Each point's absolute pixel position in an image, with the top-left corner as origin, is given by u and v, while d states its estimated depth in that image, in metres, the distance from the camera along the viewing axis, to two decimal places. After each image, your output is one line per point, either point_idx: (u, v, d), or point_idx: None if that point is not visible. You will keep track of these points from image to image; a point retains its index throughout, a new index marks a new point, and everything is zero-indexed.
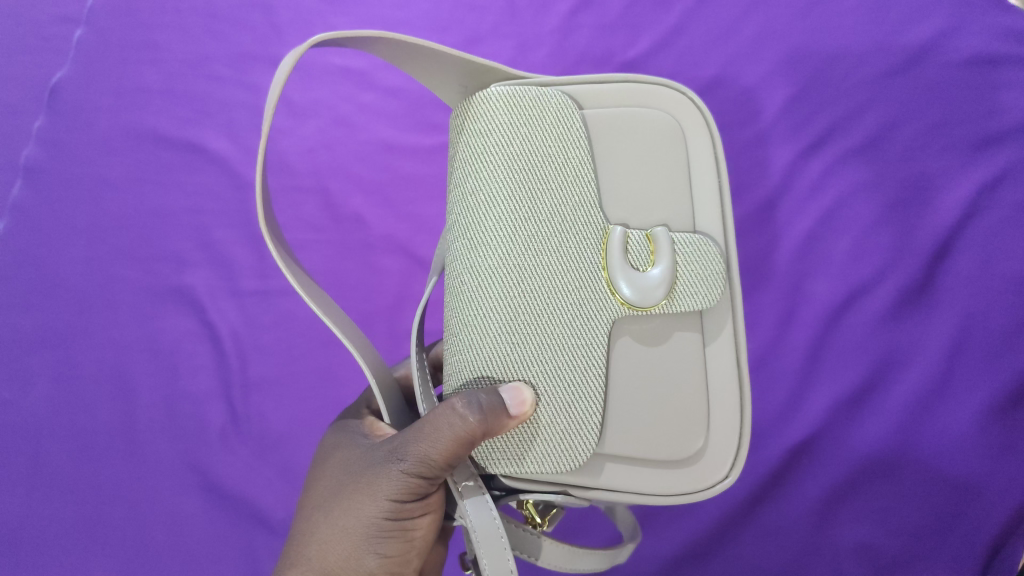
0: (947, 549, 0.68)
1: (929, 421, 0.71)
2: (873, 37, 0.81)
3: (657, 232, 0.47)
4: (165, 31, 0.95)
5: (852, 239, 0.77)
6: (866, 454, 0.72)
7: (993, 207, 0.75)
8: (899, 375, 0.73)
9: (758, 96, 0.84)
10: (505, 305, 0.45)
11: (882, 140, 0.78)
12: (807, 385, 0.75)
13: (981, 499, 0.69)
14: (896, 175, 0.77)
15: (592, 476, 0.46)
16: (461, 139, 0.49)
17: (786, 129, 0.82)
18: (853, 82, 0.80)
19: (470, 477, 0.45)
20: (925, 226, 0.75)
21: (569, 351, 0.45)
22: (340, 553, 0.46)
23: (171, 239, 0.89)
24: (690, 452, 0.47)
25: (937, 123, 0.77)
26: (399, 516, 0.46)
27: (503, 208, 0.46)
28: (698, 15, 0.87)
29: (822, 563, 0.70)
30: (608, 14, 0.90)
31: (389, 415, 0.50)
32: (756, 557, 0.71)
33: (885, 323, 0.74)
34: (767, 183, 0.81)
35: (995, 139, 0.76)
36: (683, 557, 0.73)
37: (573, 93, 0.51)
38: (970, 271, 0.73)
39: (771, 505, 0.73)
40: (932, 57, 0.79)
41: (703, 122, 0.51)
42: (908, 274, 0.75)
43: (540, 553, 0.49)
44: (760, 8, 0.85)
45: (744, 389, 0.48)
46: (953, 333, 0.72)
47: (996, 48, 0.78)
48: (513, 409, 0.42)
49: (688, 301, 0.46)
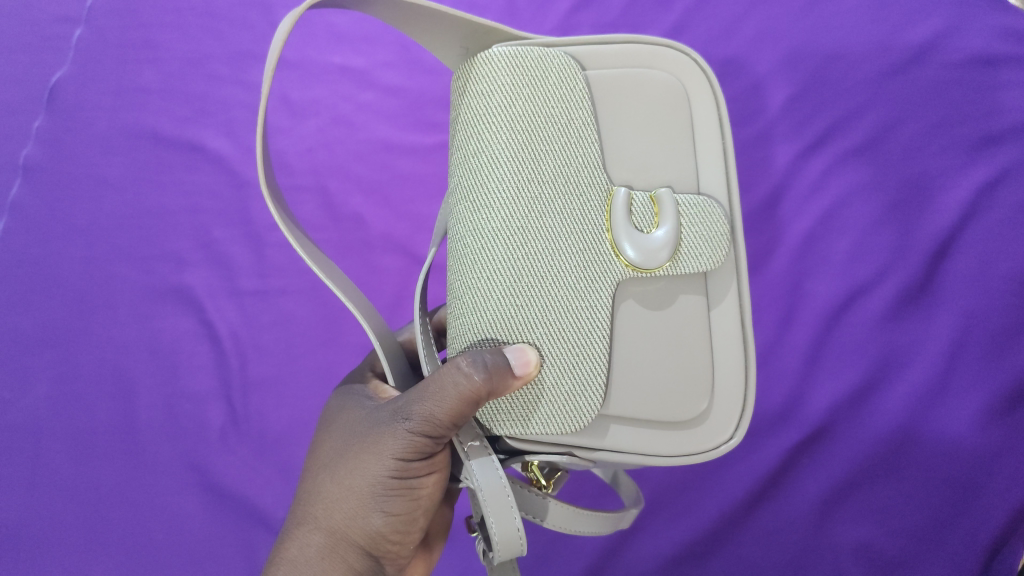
0: (947, 550, 0.68)
1: (930, 419, 0.71)
2: (873, 36, 0.80)
3: (660, 194, 0.46)
4: (164, 31, 0.94)
5: (851, 238, 0.77)
6: (865, 453, 0.72)
7: (994, 206, 0.74)
8: (901, 374, 0.73)
9: (761, 91, 0.84)
10: (509, 267, 0.45)
11: (882, 140, 0.78)
12: (807, 382, 0.75)
13: (981, 499, 0.68)
14: (897, 174, 0.77)
15: (597, 438, 0.46)
16: (463, 102, 0.48)
17: (786, 128, 0.82)
18: (854, 80, 0.80)
19: (476, 438, 0.45)
20: (926, 226, 0.75)
21: (573, 312, 0.45)
22: (346, 511, 0.47)
23: (169, 238, 0.88)
24: (694, 414, 0.47)
25: (937, 121, 0.77)
26: (404, 475, 0.46)
27: (506, 169, 0.45)
28: (698, 15, 0.87)
29: (823, 563, 0.70)
30: (608, 12, 0.89)
31: (393, 377, 0.50)
32: (755, 558, 0.71)
33: (885, 323, 0.74)
34: (767, 182, 0.81)
35: (995, 138, 0.76)
36: (684, 556, 0.72)
37: (576, 53, 0.50)
38: (969, 270, 0.73)
39: (771, 505, 0.73)
40: (932, 56, 0.78)
41: (707, 84, 0.50)
42: (907, 274, 0.75)
43: (546, 515, 0.49)
44: (761, 7, 0.85)
45: (749, 353, 0.48)
46: (954, 333, 0.72)
47: (995, 47, 0.78)
48: (518, 369, 0.42)
49: (692, 262, 0.46)
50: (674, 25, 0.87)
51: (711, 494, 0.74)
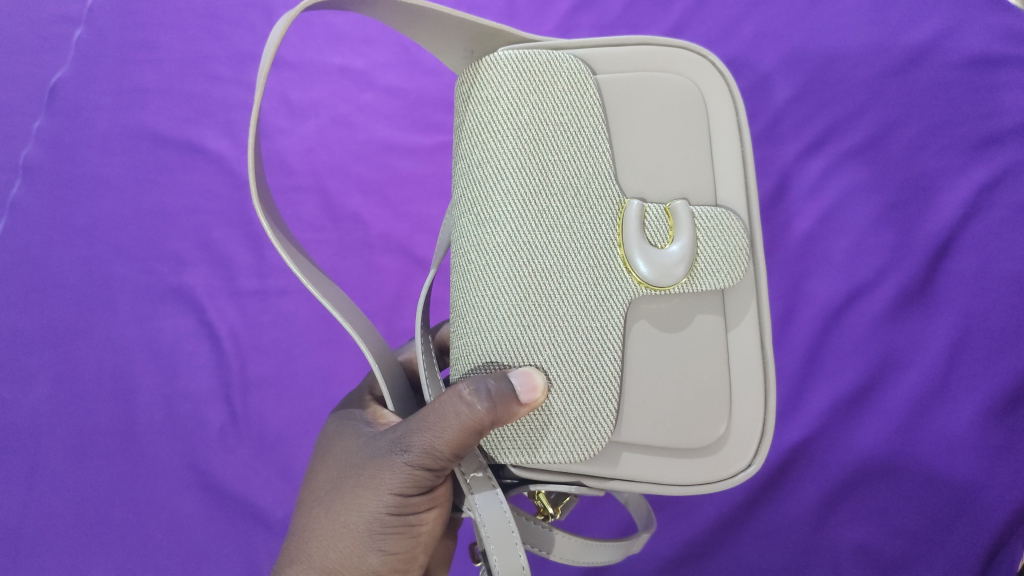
0: (946, 551, 0.65)
1: (928, 421, 0.68)
2: (872, 36, 0.77)
3: (675, 206, 0.44)
4: (164, 31, 0.92)
5: (852, 238, 0.74)
6: (865, 454, 0.69)
7: (994, 206, 0.71)
8: (900, 375, 0.70)
9: (765, 87, 0.80)
10: (515, 285, 0.42)
11: (882, 139, 0.75)
12: (806, 385, 0.72)
13: (981, 501, 0.66)
14: (897, 174, 0.74)
15: (608, 465, 0.43)
16: (467, 108, 0.45)
17: (788, 124, 0.78)
18: (855, 80, 0.76)
19: (479, 468, 0.42)
20: (926, 225, 0.72)
21: (582, 334, 0.42)
22: (341, 550, 0.44)
23: (169, 237, 0.86)
24: (712, 439, 0.45)
25: (937, 121, 0.74)
26: (403, 511, 0.43)
27: (512, 180, 0.43)
28: (701, 15, 0.83)
29: (822, 563, 0.68)
30: (608, 12, 0.86)
31: (393, 402, 0.48)
32: (754, 559, 0.69)
33: (885, 323, 0.71)
34: (770, 179, 0.78)
35: (995, 139, 0.72)
36: (682, 557, 0.70)
37: (586, 56, 0.47)
38: (970, 270, 0.70)
39: (772, 504, 0.70)
40: (932, 57, 0.75)
41: (725, 88, 0.47)
42: (908, 274, 0.72)
43: (553, 548, 0.47)
44: (762, 8, 0.81)
45: (768, 374, 0.46)
46: (953, 334, 0.69)
47: (996, 48, 0.74)
48: (524, 396, 0.39)
49: (709, 279, 0.43)
50: (675, 25, 0.83)
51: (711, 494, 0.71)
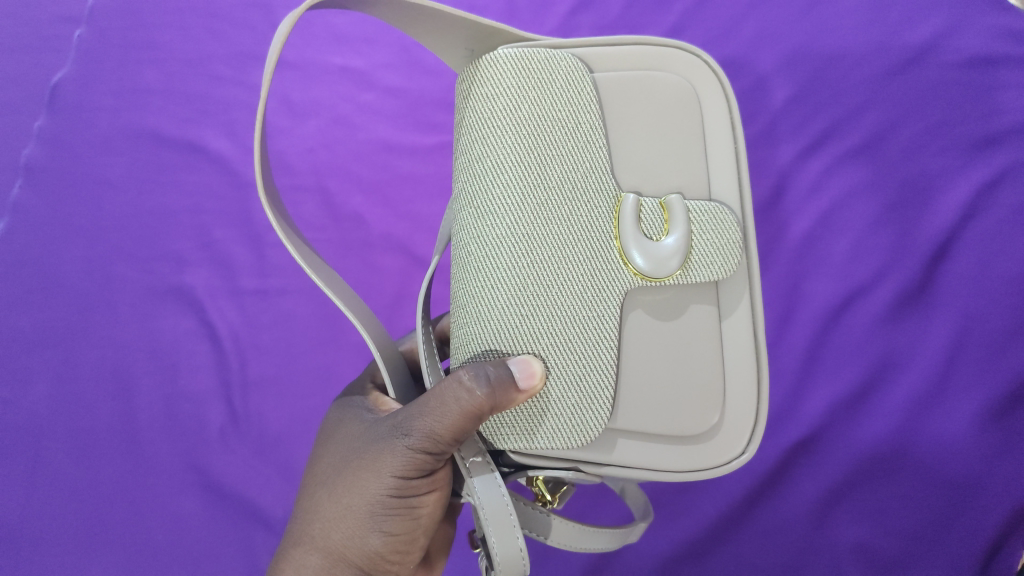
0: (945, 552, 0.66)
1: (929, 420, 0.69)
2: (873, 37, 0.78)
3: (670, 200, 0.45)
4: (165, 32, 0.93)
5: (851, 239, 0.75)
6: (865, 453, 0.70)
7: (993, 207, 0.72)
8: (899, 374, 0.71)
9: (761, 90, 0.82)
10: (514, 275, 0.43)
11: (882, 141, 0.76)
12: (805, 385, 0.73)
13: (981, 500, 0.66)
14: (896, 175, 0.75)
15: (604, 452, 0.44)
16: (467, 105, 0.47)
17: (785, 126, 0.80)
18: (853, 82, 0.78)
19: (478, 453, 0.44)
20: (926, 225, 0.74)
21: (579, 323, 0.43)
22: (343, 532, 0.45)
23: (171, 238, 0.87)
24: (706, 427, 0.46)
25: (937, 121, 0.75)
26: (404, 494, 0.44)
27: (511, 175, 0.44)
28: (696, 18, 0.85)
29: (821, 563, 0.68)
30: (607, 13, 0.87)
31: (394, 390, 0.49)
32: (753, 557, 0.69)
33: (885, 324, 0.72)
34: (766, 181, 0.80)
35: (995, 139, 0.74)
36: (681, 556, 0.71)
37: (584, 55, 0.48)
38: (969, 271, 0.72)
39: (769, 504, 0.71)
40: (931, 57, 0.77)
41: (718, 87, 0.49)
42: (907, 275, 0.73)
43: (550, 533, 0.48)
44: (758, 10, 0.83)
45: (761, 364, 0.47)
46: (953, 334, 0.70)
47: (995, 47, 0.76)
48: (522, 382, 0.40)
49: (703, 271, 0.44)
50: (672, 27, 0.85)
51: (710, 492, 0.72)
